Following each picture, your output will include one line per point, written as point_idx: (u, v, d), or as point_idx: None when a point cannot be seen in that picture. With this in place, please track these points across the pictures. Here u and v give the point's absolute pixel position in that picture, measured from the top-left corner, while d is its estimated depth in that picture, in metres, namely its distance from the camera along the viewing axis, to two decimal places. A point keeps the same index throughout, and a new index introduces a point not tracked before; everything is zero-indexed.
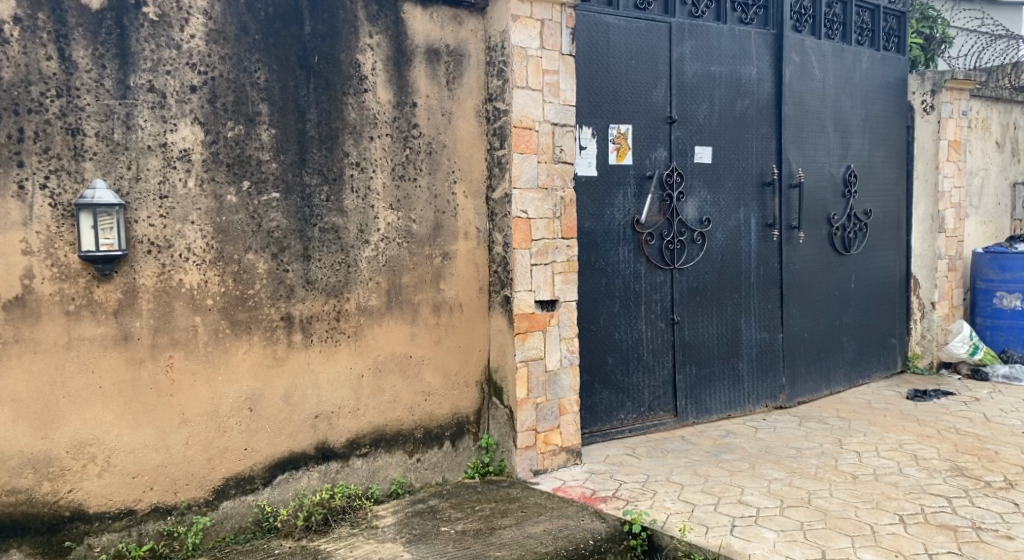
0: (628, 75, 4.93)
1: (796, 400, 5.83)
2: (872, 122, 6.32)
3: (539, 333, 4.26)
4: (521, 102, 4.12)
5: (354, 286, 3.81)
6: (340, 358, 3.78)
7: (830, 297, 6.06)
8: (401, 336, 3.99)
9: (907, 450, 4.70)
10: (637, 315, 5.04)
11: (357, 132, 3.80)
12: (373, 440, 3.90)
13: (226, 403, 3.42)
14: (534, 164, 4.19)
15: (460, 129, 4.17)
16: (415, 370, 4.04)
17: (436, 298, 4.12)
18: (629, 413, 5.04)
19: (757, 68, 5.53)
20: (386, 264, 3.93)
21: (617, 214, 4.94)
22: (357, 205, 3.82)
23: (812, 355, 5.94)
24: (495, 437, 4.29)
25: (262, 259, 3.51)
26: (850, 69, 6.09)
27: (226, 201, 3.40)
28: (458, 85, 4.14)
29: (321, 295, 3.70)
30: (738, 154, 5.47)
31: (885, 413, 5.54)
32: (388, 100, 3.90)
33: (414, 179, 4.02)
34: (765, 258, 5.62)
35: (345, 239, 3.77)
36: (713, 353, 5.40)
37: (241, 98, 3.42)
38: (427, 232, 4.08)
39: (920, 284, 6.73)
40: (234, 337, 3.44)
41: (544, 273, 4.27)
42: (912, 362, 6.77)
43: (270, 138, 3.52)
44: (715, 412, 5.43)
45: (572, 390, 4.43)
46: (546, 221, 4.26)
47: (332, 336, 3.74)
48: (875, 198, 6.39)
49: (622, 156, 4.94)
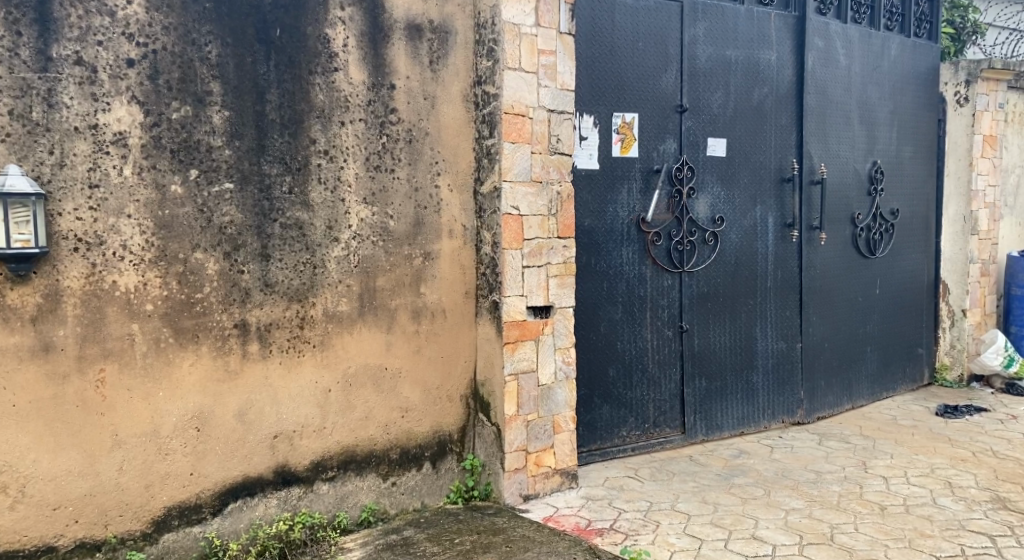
0: (635, 59, 4.48)
1: (815, 415, 5.36)
2: (901, 114, 5.83)
3: (531, 343, 3.83)
4: (513, 85, 3.68)
5: (320, 289, 3.39)
6: (304, 371, 3.36)
7: (853, 304, 5.59)
8: (375, 345, 3.57)
9: (941, 476, 4.22)
10: (642, 322, 4.60)
11: (325, 117, 3.38)
12: (341, 462, 3.48)
13: (168, 422, 3.01)
14: (527, 155, 3.75)
15: (444, 116, 3.75)
16: (391, 384, 3.63)
17: (416, 303, 3.70)
18: (632, 430, 4.60)
19: (777, 54, 5.06)
20: (359, 265, 3.51)
21: (621, 212, 4.50)
22: (325, 199, 3.40)
23: (832, 367, 5.48)
24: (481, 458, 3.87)
25: (212, 259, 3.10)
26: (877, 56, 5.61)
27: (170, 192, 2.99)
28: (442, 66, 3.72)
29: (282, 300, 3.29)
30: (754, 148, 5.01)
31: (913, 432, 5.06)
32: (362, 81, 3.48)
33: (392, 171, 3.60)
34: (783, 261, 5.16)
35: (310, 237, 3.36)
36: (725, 365, 4.95)
37: (188, 74, 3.01)
38: (407, 230, 3.66)
39: (949, 289, 6.24)
40: (179, 347, 3.03)
41: (538, 276, 3.84)
42: (940, 374, 6.29)
43: (223, 121, 3.11)
44: (726, 429, 4.97)
45: (568, 405, 4.00)
46: (541, 218, 3.82)
47: (294, 347, 3.33)
48: (902, 197, 5.91)
49: (627, 148, 4.49)
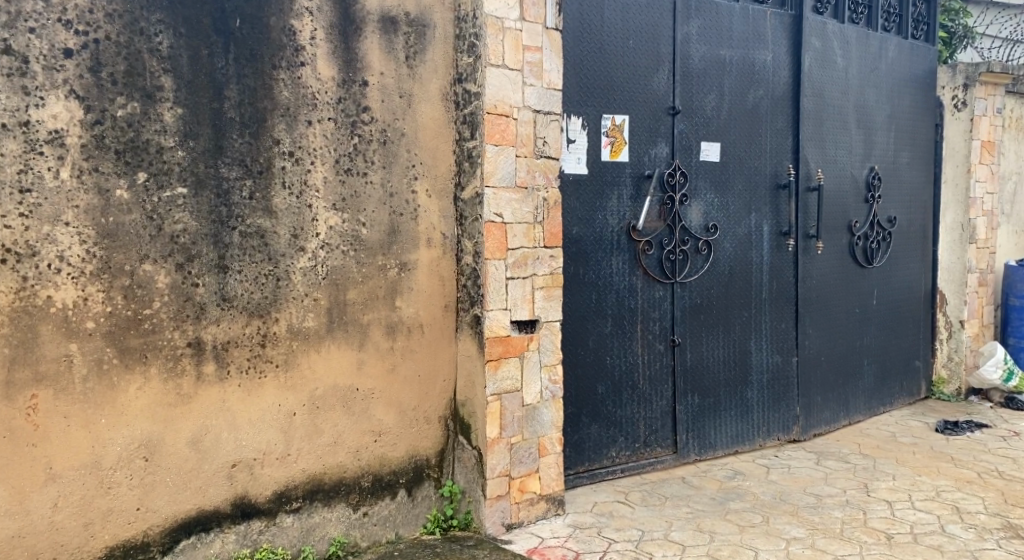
0: (625, 57, 4.24)
1: (812, 432, 5.13)
2: (898, 119, 5.63)
3: (515, 360, 3.56)
4: (495, 83, 3.41)
5: (284, 304, 3.12)
6: (266, 393, 3.08)
7: (850, 315, 5.37)
8: (346, 363, 3.30)
9: (947, 501, 3.99)
10: (632, 335, 4.34)
11: (290, 116, 3.11)
12: (307, 492, 3.20)
13: (111, 453, 2.71)
14: (510, 158, 3.49)
15: (422, 116, 3.49)
16: (362, 406, 3.35)
17: (391, 318, 3.43)
18: (621, 450, 4.34)
19: (773, 54, 4.84)
20: (327, 277, 3.24)
21: (611, 219, 4.24)
22: (290, 205, 3.13)
23: (829, 381, 5.25)
24: (460, 484, 3.60)
25: (162, 271, 2.81)
26: (875, 58, 5.41)
27: (115, 197, 2.70)
28: (420, 62, 3.46)
29: (242, 315, 3.01)
30: (749, 152, 4.78)
31: (914, 450, 4.84)
32: (332, 77, 3.21)
33: (364, 174, 3.33)
34: (778, 271, 4.93)
35: (273, 246, 3.08)
36: (719, 381, 4.70)
37: (136, 67, 2.72)
38: (381, 238, 3.39)
39: (947, 300, 6.05)
40: (124, 369, 2.73)
41: (522, 288, 3.57)
42: (937, 388, 6.10)
43: (175, 119, 2.81)
44: (720, 448, 4.72)
45: (554, 426, 3.74)
46: (526, 226, 3.56)
47: (255, 367, 3.05)
48: (900, 205, 5.71)
49: (617, 152, 4.24)
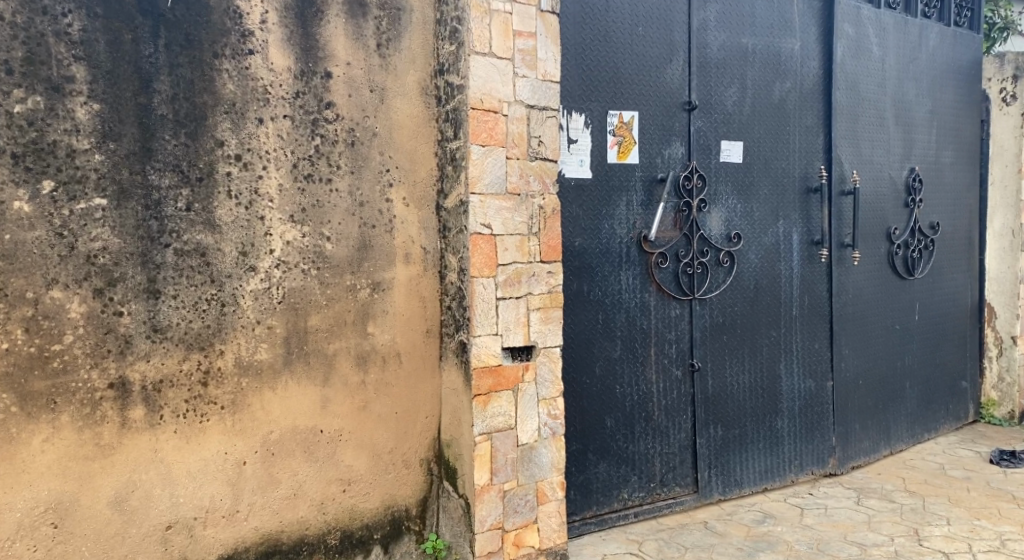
0: (634, 47, 3.74)
1: (850, 465, 4.58)
2: (940, 115, 5.08)
3: (507, 394, 3.06)
4: (481, 74, 2.93)
5: (230, 334, 2.65)
6: (208, 440, 2.62)
7: (891, 332, 4.82)
8: (307, 402, 2.82)
9: (1015, 553, 3.44)
10: (645, 360, 3.84)
11: (236, 112, 2.65)
12: (261, 554, 2.74)
13: (9, 521, 2.30)
14: (500, 161, 3.00)
15: (397, 112, 3.02)
16: (327, 451, 2.88)
17: (361, 347, 2.95)
18: (634, 492, 3.82)
19: (801, 42, 4.32)
20: (284, 301, 2.77)
21: (618, 229, 3.74)
22: (237, 217, 2.67)
23: (868, 407, 4.70)
24: (446, 538, 3.10)
25: (76, 298, 2.38)
26: (915, 46, 4.87)
27: (12, 209, 2.28)
28: (393, 51, 2.99)
29: (177, 349, 2.55)
30: (775, 153, 4.26)
31: (969, 486, 4.28)
32: (287, 68, 2.76)
33: (328, 181, 2.86)
34: (810, 285, 4.40)
35: (216, 266, 2.62)
36: (745, 410, 4.17)
37: (38, 53, 2.31)
38: (349, 255, 2.92)
39: (996, 314, 5.48)
40: (26, 420, 2.31)
41: (515, 310, 3.07)
42: (986, 410, 5.53)
43: (90, 117, 2.39)
44: (747, 486, 4.18)
45: (556, 469, 3.23)
46: (519, 239, 3.06)
47: (194, 410, 2.58)
48: (943, 210, 5.16)
49: (625, 153, 3.75)
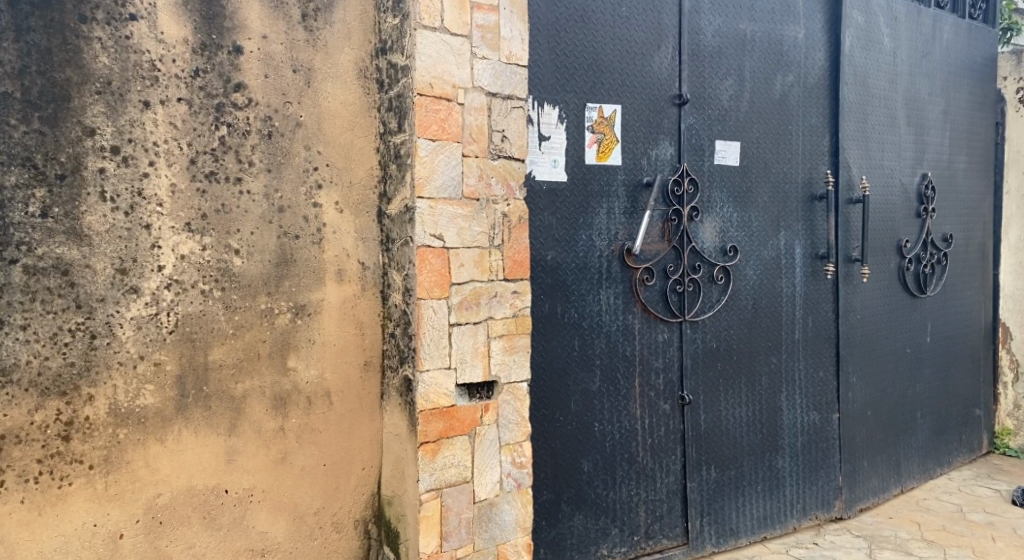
0: (616, 30, 3.22)
1: (857, 507, 4.07)
2: (954, 116, 4.61)
3: (461, 441, 2.50)
4: (430, 53, 2.39)
5: (102, 374, 2.09)
6: (70, 511, 2.06)
7: (902, 357, 4.32)
8: (208, 457, 2.27)
9: None
10: (628, 394, 3.31)
11: (113, 93, 2.10)
12: None
13: None
14: (453, 159, 2.45)
15: (328, 99, 2.47)
16: (234, 516, 2.32)
17: (279, 386, 2.39)
18: (615, 546, 3.29)
19: (806, 31, 3.82)
20: (177, 330, 2.21)
21: (598, 240, 3.21)
22: (113, 225, 2.11)
23: (878, 441, 4.20)
24: None
25: None
26: (928, 39, 4.39)
27: None
28: (323, 25, 2.45)
29: (26, 394, 2.00)
30: (776, 155, 3.75)
31: (995, 535, 3.77)
32: (184, 40, 2.21)
33: (237, 181, 2.31)
34: (814, 304, 3.89)
35: (82, 288, 2.07)
36: (742, 448, 3.65)
37: None
38: (264, 272, 2.36)
39: (1011, 335, 5.01)
40: None
41: (472, 339, 2.52)
42: (1001, 440, 5.05)
43: None
44: (745, 534, 3.65)
45: (522, 529, 2.66)
46: (478, 253, 2.51)
47: (50, 473, 2.03)
48: (956, 220, 4.67)
49: (606, 153, 3.23)
